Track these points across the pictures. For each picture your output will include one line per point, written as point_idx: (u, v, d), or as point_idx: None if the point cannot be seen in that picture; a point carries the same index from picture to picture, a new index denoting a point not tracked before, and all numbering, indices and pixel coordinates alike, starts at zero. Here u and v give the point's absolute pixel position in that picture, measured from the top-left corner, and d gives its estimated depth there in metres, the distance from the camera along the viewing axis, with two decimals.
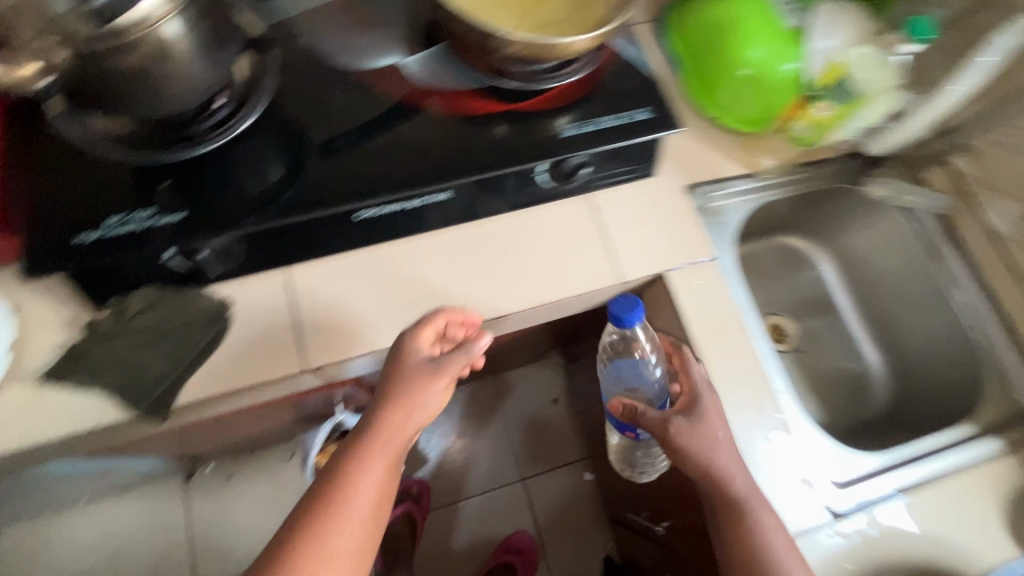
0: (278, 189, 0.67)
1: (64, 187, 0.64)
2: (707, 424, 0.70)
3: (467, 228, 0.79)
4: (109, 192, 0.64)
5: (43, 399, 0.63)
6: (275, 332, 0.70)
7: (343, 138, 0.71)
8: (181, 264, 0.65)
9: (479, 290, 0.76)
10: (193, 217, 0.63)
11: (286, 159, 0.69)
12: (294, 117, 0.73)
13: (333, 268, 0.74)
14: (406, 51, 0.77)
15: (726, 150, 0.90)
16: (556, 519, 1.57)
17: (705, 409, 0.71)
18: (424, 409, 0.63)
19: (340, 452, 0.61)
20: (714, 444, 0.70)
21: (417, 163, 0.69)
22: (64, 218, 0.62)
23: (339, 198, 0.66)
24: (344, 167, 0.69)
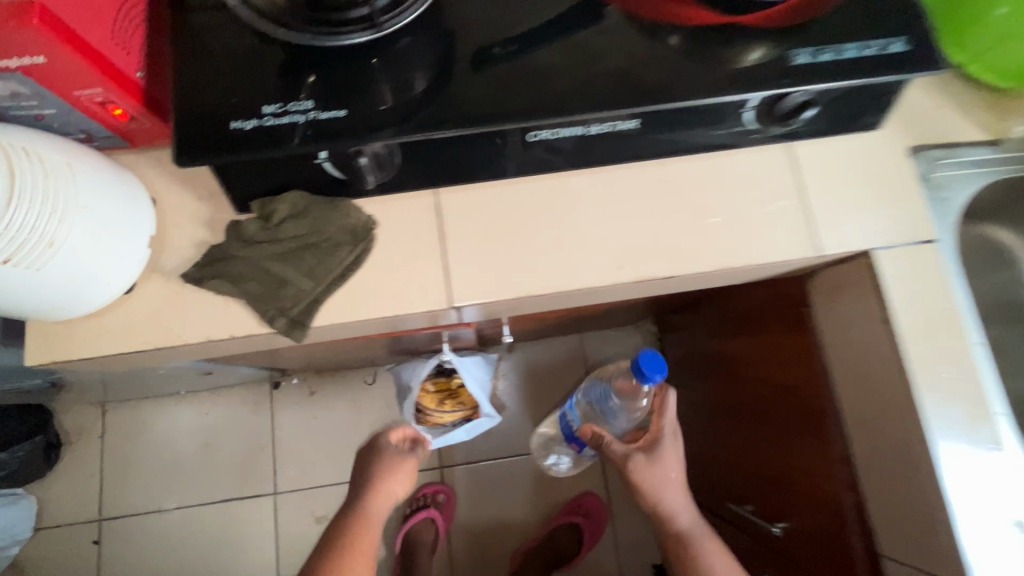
0: (444, 90, 0.55)
1: (215, 67, 0.55)
2: (661, 462, 0.78)
3: (643, 168, 0.66)
4: (263, 77, 0.55)
5: (184, 301, 0.58)
6: (421, 259, 0.62)
7: (520, 40, 0.59)
8: (333, 168, 0.55)
9: (650, 244, 0.64)
10: (354, 115, 0.53)
11: (453, 59, 0.58)
12: (462, 9, 0.60)
13: (491, 194, 0.64)
14: None
15: (965, 108, 0.72)
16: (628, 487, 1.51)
17: (663, 450, 0.79)
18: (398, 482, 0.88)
19: (347, 521, 0.82)
20: (668, 481, 0.77)
21: (614, 79, 0.56)
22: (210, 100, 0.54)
23: (516, 111, 0.54)
24: (521, 74, 0.57)
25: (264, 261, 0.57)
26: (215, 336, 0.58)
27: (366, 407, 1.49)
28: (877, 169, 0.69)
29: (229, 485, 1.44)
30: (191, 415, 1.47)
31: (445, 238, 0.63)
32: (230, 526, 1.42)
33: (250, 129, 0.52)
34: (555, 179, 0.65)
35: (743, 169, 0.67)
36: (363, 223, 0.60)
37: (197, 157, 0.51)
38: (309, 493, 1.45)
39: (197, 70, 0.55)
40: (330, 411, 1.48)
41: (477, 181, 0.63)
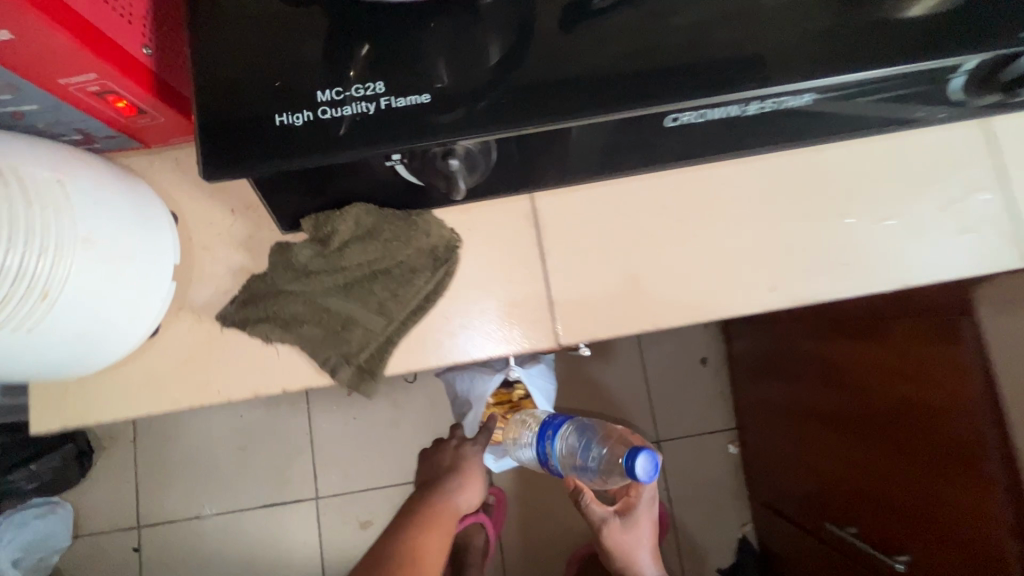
0: (550, 57, 0.39)
1: (236, 30, 0.39)
2: (632, 527, 0.86)
3: (796, 155, 0.51)
4: (305, 43, 0.39)
5: (223, 346, 0.45)
6: (518, 283, 0.48)
7: None
8: (410, 173, 0.41)
9: (805, 257, 0.50)
10: (437, 100, 0.38)
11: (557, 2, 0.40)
12: None
13: (601, 195, 0.50)
14: None
15: None
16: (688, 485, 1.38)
17: (635, 515, 0.85)
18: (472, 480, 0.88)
19: (418, 516, 0.80)
20: (637, 543, 0.87)
21: (797, 30, 0.39)
22: (233, 84, 0.38)
23: (659, 87, 0.38)
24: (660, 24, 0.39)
25: (321, 297, 0.44)
26: (264, 392, 0.45)
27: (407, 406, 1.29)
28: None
29: (260, 491, 1.26)
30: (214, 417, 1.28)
31: (545, 254, 0.49)
32: (262, 541, 1.25)
33: (299, 125, 0.37)
34: (682, 173, 0.51)
35: (919, 159, 0.52)
36: (446, 241, 0.46)
37: (231, 170, 0.37)
38: (350, 498, 1.26)
39: (213, 32, 0.39)
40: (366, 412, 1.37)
41: (583, 180, 0.49)
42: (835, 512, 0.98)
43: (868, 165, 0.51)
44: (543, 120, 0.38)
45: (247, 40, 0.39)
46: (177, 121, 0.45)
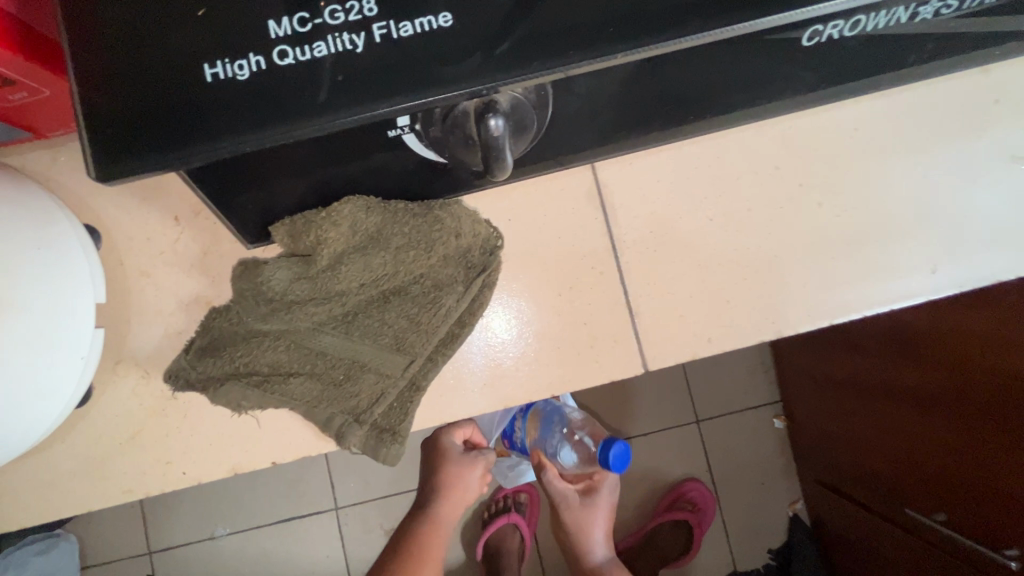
0: None
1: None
2: (595, 507, 0.67)
3: (959, 84, 0.37)
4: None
5: (182, 411, 0.32)
6: (583, 293, 0.35)
7: None
8: (424, 146, 0.27)
9: (971, 224, 0.36)
10: (461, 24, 0.23)
11: None
12: None
13: (688, 157, 0.35)
14: None
15: None
16: (738, 469, 1.13)
17: (598, 498, 0.66)
18: (466, 482, 0.60)
19: (415, 543, 0.59)
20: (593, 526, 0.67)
21: None
22: (126, 13, 0.23)
23: None
24: None
25: (311, 336, 0.31)
26: (247, 468, 0.33)
27: None
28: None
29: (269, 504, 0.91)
30: None
31: (618, 248, 0.35)
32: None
33: (242, 79, 0.23)
34: (796, 119, 0.36)
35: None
36: (483, 240, 0.32)
37: (138, 162, 0.23)
38: (377, 506, 0.92)
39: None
40: None
41: (664, 135, 0.34)
42: (904, 500, 0.83)
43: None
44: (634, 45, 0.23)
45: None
46: (60, 91, 0.29)
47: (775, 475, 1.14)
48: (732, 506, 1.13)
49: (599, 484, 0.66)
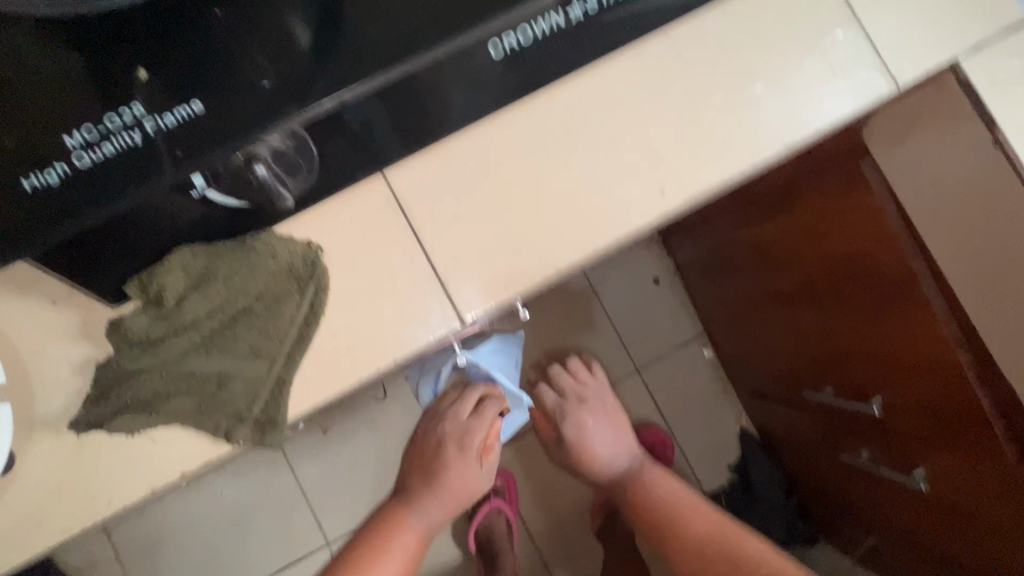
0: (313, 22, 0.32)
1: None
2: (588, 428, 0.89)
3: (650, 48, 0.47)
4: (17, 74, 0.31)
5: (95, 451, 0.40)
6: (402, 274, 0.44)
7: None
8: (223, 196, 0.36)
9: (690, 149, 0.47)
10: (213, 109, 0.32)
11: None
12: None
13: (458, 152, 0.45)
14: None
15: None
16: (679, 401, 1.25)
17: (587, 398, 0.92)
18: (468, 477, 0.77)
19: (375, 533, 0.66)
20: (587, 435, 0.88)
21: None
22: None
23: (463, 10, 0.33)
24: None
25: (180, 362, 0.39)
26: (163, 483, 0.40)
27: (388, 420, 1.07)
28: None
29: (266, 558, 1.04)
30: (194, 499, 1.04)
31: (421, 234, 0.44)
32: None
33: (52, 182, 0.31)
34: (532, 103, 0.46)
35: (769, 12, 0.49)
36: (303, 256, 0.41)
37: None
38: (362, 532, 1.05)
39: None
40: (355, 452, 1.07)
41: (437, 140, 0.44)
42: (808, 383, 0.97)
43: (728, 37, 0.48)
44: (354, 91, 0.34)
45: None
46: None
47: (711, 396, 1.26)
48: (683, 436, 1.24)
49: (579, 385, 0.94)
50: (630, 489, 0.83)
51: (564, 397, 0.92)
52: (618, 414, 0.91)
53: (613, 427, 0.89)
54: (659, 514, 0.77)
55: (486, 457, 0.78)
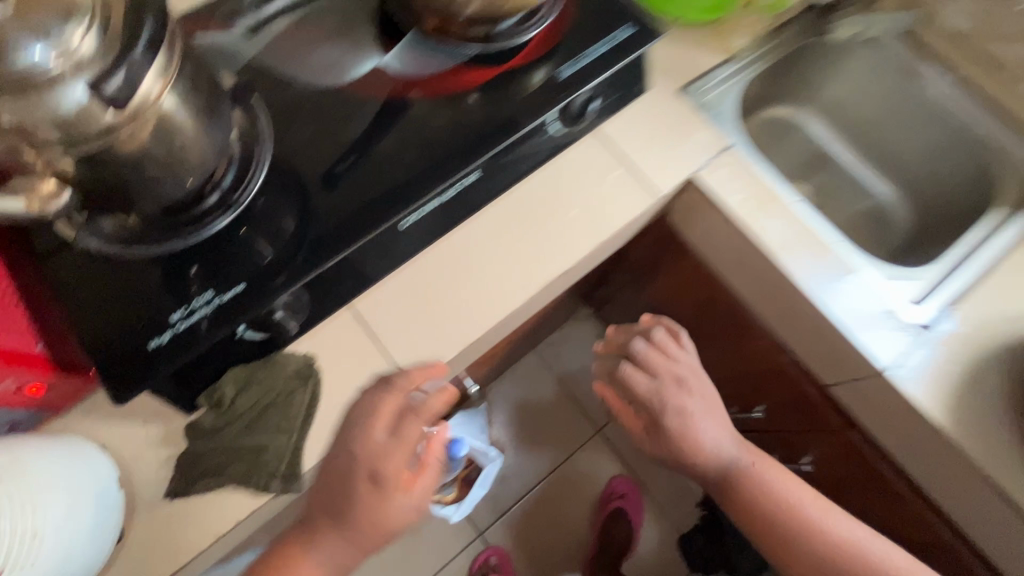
0: (299, 236, 0.65)
1: (109, 298, 0.60)
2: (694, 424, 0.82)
3: (505, 201, 0.78)
4: (154, 290, 0.61)
5: (176, 515, 0.60)
6: (369, 362, 0.68)
7: (339, 164, 0.69)
8: (257, 333, 0.64)
9: (541, 254, 0.75)
10: (252, 286, 0.62)
11: (295, 210, 0.67)
12: (284, 160, 0.70)
13: (396, 282, 0.72)
14: (380, 52, 0.74)
15: (699, 45, 0.91)
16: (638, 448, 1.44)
17: (681, 380, 0.84)
18: (384, 526, 0.61)
19: None
20: (696, 426, 0.82)
21: (434, 145, 0.71)
22: (116, 335, 0.58)
23: (380, 214, 0.66)
24: (357, 184, 0.68)
25: (233, 441, 0.61)
26: (221, 532, 0.60)
27: None
28: (670, 112, 0.86)
29: None
30: None
31: (378, 335, 0.70)
32: None
33: (165, 340, 0.58)
34: (436, 246, 0.74)
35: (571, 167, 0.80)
36: (303, 363, 0.66)
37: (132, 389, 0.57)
38: None
39: (89, 309, 0.59)
40: None
41: (383, 274, 0.72)
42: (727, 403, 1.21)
43: (551, 185, 0.79)
44: (332, 259, 0.64)
45: (111, 307, 0.60)
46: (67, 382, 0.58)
47: None
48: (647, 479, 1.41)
49: (667, 373, 0.85)
50: (740, 479, 0.81)
51: (656, 374, 0.84)
52: (720, 415, 0.84)
53: (722, 425, 0.83)
54: (755, 498, 0.80)
55: (415, 487, 0.63)
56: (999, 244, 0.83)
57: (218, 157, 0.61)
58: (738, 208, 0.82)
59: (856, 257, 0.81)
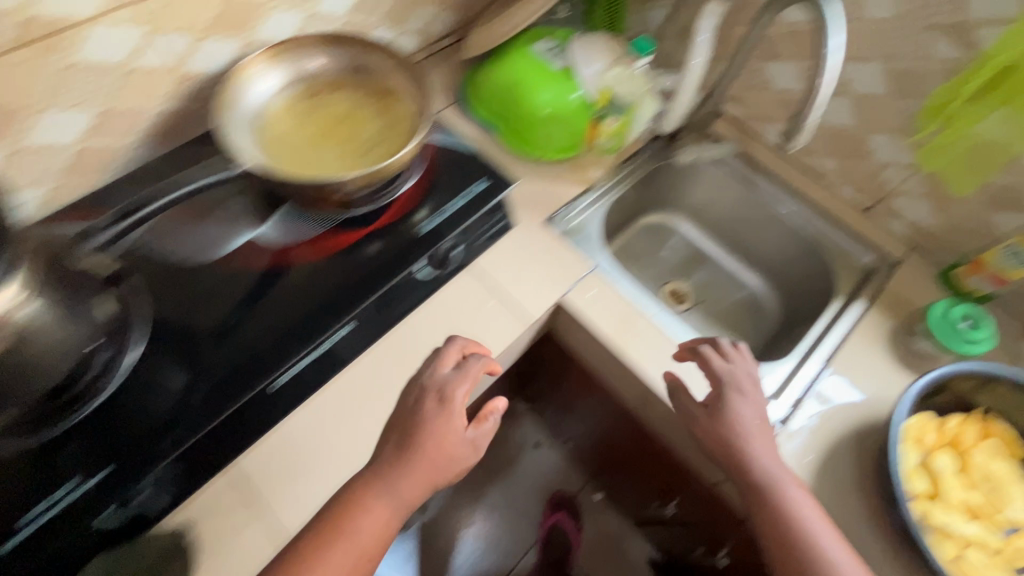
0: (185, 395, 0.72)
1: None
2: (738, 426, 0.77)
3: (394, 335, 0.81)
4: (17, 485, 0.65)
5: None
6: (246, 525, 0.66)
7: (227, 320, 0.77)
8: (115, 517, 0.64)
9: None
10: (119, 467, 0.66)
11: (183, 367, 0.74)
12: (169, 322, 0.77)
13: (277, 436, 0.72)
14: (257, 224, 0.83)
15: (560, 178, 1.05)
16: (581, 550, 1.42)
17: (745, 386, 0.80)
18: (453, 454, 0.66)
19: None
20: (741, 427, 0.76)
21: (311, 303, 0.80)
22: None
23: (261, 369, 0.75)
24: (240, 339, 0.77)
25: None
26: None
27: None
28: (540, 242, 0.96)
29: None
30: None
31: (260, 490, 0.68)
32: None
33: (23, 535, 0.62)
34: (322, 391, 0.75)
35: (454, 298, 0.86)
36: (172, 538, 0.65)
37: None
38: None
39: None
40: None
41: (260, 430, 0.72)
42: (647, 496, 1.24)
43: (436, 318, 0.84)
44: (231, 404, 0.72)
45: None
46: None
47: None
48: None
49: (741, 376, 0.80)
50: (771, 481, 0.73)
51: (731, 361, 0.81)
52: (773, 438, 0.77)
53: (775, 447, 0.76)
54: (776, 489, 0.72)
55: (475, 422, 0.69)
56: (842, 335, 0.93)
57: (81, 349, 0.69)
58: (611, 329, 0.90)
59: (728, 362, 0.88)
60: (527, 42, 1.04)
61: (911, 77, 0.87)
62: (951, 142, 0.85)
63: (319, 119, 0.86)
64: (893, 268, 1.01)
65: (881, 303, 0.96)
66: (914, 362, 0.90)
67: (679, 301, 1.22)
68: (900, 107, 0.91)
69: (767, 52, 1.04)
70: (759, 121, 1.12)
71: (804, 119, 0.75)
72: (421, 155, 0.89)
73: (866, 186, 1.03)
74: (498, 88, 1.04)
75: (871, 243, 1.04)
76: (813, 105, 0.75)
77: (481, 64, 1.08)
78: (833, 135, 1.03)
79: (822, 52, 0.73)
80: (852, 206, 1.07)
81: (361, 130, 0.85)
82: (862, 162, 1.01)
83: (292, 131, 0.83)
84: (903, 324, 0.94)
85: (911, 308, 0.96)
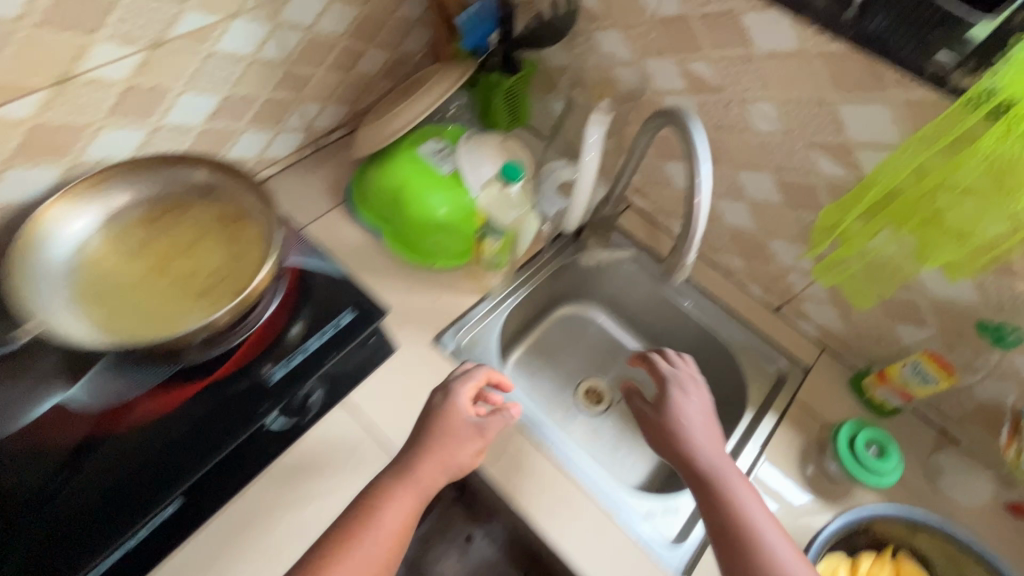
0: None
1: None
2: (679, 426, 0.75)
3: (243, 497, 0.71)
4: None
5: None
6: None
7: (31, 493, 0.64)
8: None
9: (397, 431, 0.79)
10: None
11: None
12: None
13: None
14: (67, 383, 0.68)
15: (452, 287, 0.97)
16: None
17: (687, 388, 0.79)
18: (453, 456, 0.71)
19: None
20: (687, 423, 0.75)
21: (131, 479, 0.65)
22: None
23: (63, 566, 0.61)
24: (44, 520, 0.63)
25: None
26: None
27: None
28: (425, 367, 0.88)
29: None
30: None
31: None
32: None
33: None
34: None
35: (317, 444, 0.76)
36: None
37: None
38: None
39: None
40: None
41: None
42: None
43: (294, 471, 0.73)
44: None
45: None
46: None
47: None
48: None
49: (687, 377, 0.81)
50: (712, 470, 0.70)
51: (676, 366, 0.82)
52: (719, 433, 0.76)
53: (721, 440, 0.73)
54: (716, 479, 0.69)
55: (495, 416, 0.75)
56: (751, 461, 0.86)
57: None
58: (499, 476, 0.81)
59: (631, 515, 0.81)
60: (411, 145, 0.98)
61: (801, 189, 0.83)
62: (843, 258, 0.83)
63: (152, 253, 0.76)
64: (805, 374, 0.96)
65: (792, 417, 0.91)
66: (827, 488, 0.84)
67: (595, 402, 1.14)
68: (796, 217, 0.87)
69: (664, 151, 0.99)
70: (666, 216, 1.08)
71: (681, 260, 0.73)
72: (278, 286, 0.80)
73: (773, 287, 0.99)
74: (384, 189, 0.97)
75: (783, 346, 0.99)
76: (689, 246, 0.72)
77: (367, 165, 1.01)
78: (735, 236, 0.98)
79: (690, 198, 0.69)
80: (762, 306, 1.02)
81: (203, 266, 0.76)
82: (766, 264, 0.97)
83: (117, 270, 0.73)
84: (814, 442, 0.88)
85: (821, 423, 0.91)
